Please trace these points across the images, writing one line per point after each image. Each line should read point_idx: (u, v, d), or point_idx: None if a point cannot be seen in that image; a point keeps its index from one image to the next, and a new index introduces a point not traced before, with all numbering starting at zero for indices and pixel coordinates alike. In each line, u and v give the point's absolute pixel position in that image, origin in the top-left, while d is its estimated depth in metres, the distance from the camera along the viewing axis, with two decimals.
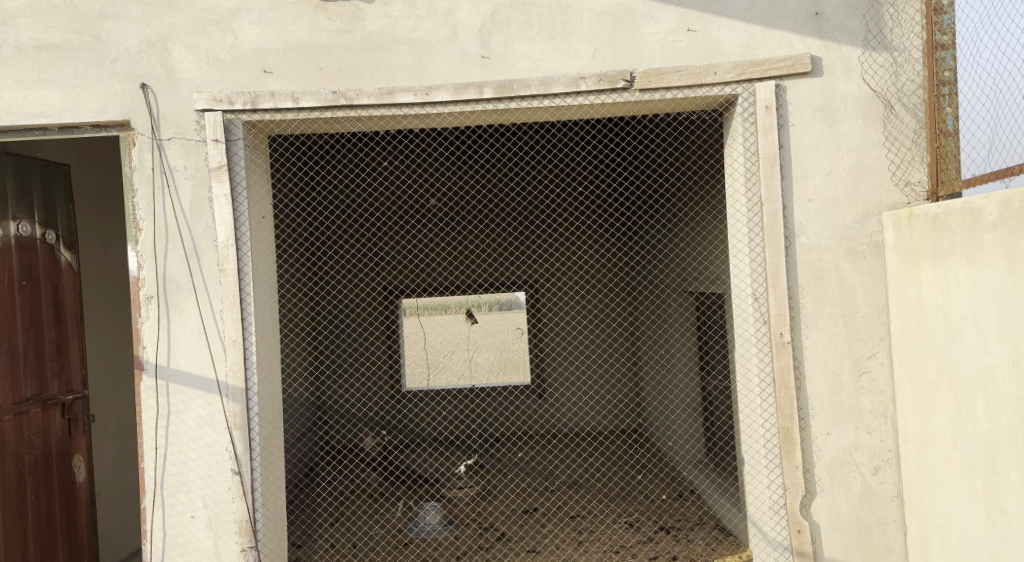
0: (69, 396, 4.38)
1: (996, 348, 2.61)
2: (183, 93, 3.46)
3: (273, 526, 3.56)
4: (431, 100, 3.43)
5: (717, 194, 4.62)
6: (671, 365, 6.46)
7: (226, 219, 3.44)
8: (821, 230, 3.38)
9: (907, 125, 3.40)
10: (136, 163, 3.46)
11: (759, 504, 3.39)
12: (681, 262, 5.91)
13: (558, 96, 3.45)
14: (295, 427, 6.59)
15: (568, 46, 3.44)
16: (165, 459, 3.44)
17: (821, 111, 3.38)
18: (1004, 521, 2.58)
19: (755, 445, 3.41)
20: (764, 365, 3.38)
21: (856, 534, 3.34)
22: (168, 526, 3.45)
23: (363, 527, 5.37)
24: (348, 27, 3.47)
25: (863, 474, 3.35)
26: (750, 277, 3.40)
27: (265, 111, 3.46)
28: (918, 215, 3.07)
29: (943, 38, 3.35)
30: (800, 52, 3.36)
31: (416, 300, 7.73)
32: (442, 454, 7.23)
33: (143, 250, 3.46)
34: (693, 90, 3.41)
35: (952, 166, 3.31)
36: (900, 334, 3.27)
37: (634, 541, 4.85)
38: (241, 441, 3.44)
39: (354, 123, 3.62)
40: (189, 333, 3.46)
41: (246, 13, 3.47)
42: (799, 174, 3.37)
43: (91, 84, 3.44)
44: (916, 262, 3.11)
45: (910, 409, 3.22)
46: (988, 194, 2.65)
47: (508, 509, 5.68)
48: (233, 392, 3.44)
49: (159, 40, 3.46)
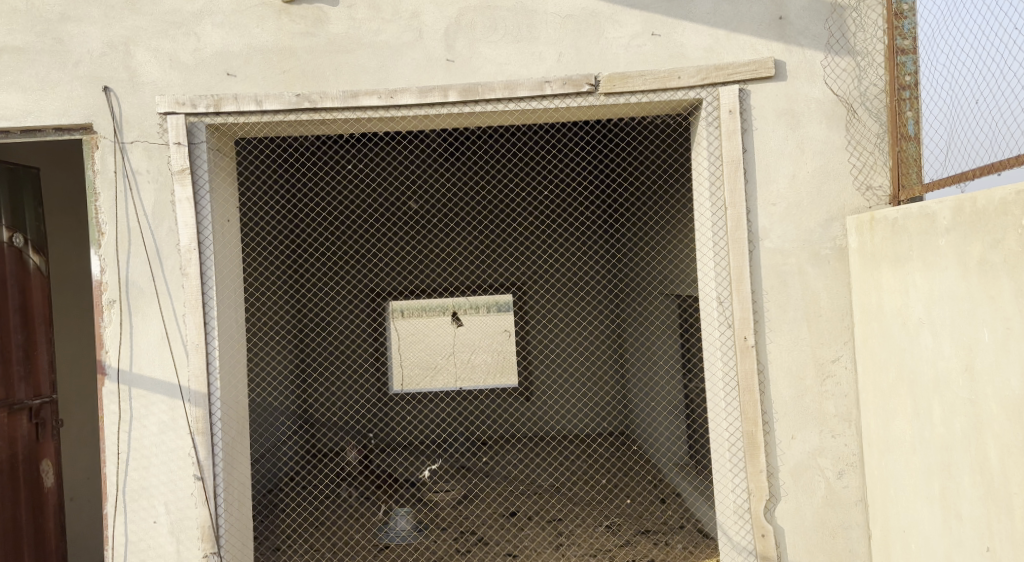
0: (37, 401, 4.32)
1: (950, 353, 2.61)
2: (146, 96, 3.43)
3: (237, 531, 3.54)
4: (396, 103, 3.41)
5: (686, 198, 4.69)
6: (653, 369, 6.46)
7: (189, 222, 3.41)
8: (785, 234, 3.38)
9: (871, 129, 3.41)
10: (99, 166, 3.44)
11: (723, 510, 3.38)
12: (660, 266, 5.92)
13: (522, 100, 3.43)
14: (274, 433, 6.54)
15: (533, 50, 3.43)
16: (127, 464, 3.42)
17: (785, 115, 3.38)
18: (959, 525, 2.58)
19: (720, 449, 3.40)
20: (728, 369, 3.38)
21: (820, 539, 3.34)
22: (129, 532, 3.42)
23: (341, 532, 5.34)
24: (312, 30, 3.45)
25: (827, 478, 3.35)
26: (715, 281, 3.40)
27: (228, 114, 3.44)
28: (879, 219, 3.08)
29: (903, 43, 3.36)
30: (764, 56, 3.37)
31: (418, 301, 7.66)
32: (420, 458, 7.18)
33: (105, 254, 3.44)
34: (658, 95, 3.41)
35: (912, 170, 3.30)
36: (862, 338, 3.27)
37: (613, 545, 4.85)
38: (204, 447, 3.42)
39: (319, 126, 3.60)
40: (151, 338, 3.43)
41: (210, 16, 3.46)
42: (763, 178, 3.38)
43: (54, 87, 3.42)
44: (877, 266, 3.12)
45: (873, 412, 3.21)
46: (942, 198, 2.65)
47: (489, 513, 5.66)
48: (195, 397, 3.42)
49: (122, 43, 3.44)
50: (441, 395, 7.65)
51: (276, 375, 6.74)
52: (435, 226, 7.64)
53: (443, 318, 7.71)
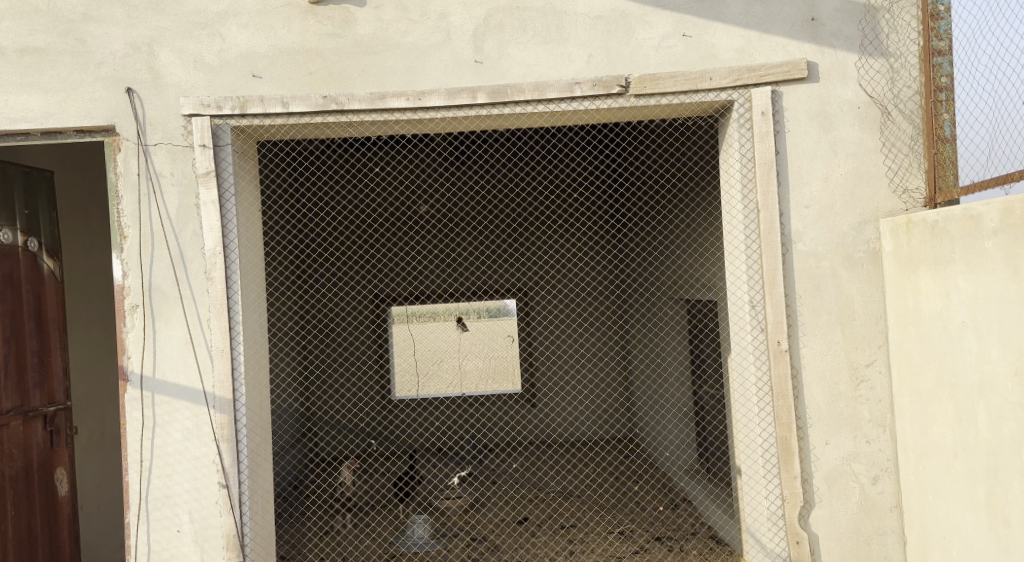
0: (51, 408, 4.25)
1: (998, 356, 2.58)
2: (170, 97, 3.39)
3: (263, 539, 3.47)
4: (424, 105, 3.37)
5: (708, 198, 4.64)
6: (663, 374, 6.44)
7: (214, 226, 3.36)
8: (818, 236, 3.34)
9: (905, 131, 3.38)
10: (121, 169, 3.38)
11: (757, 516, 3.34)
12: (673, 268, 5.90)
13: (552, 101, 3.40)
14: (282, 438, 6.45)
15: (562, 51, 3.40)
16: (150, 472, 3.36)
17: (817, 117, 3.35)
18: (1007, 532, 2.55)
19: (753, 454, 3.36)
20: (761, 374, 3.33)
21: (856, 545, 3.29)
22: (152, 541, 3.35)
23: (352, 540, 5.26)
24: (339, 31, 3.41)
25: (862, 484, 3.31)
26: (748, 284, 3.36)
27: (253, 117, 3.39)
28: (917, 222, 3.05)
29: (939, 44, 3.34)
30: (797, 57, 3.34)
31: (404, 308, 7.60)
32: (451, 464, 7.03)
33: (128, 258, 3.38)
34: (689, 96, 3.37)
35: (949, 173, 3.30)
36: (898, 342, 3.24)
37: (629, 551, 4.79)
38: (228, 453, 3.35)
39: (346, 128, 3.55)
40: (175, 343, 3.37)
41: (235, 17, 3.41)
42: (795, 180, 3.34)
43: (75, 88, 3.37)
44: (914, 269, 3.09)
45: (909, 417, 3.18)
46: (988, 200, 2.63)
47: (501, 520, 5.60)
48: (220, 403, 3.36)
49: (145, 44, 3.39)
50: (454, 400, 7.57)
51: (282, 377, 6.63)
52: (442, 229, 7.59)
53: (440, 323, 7.59)
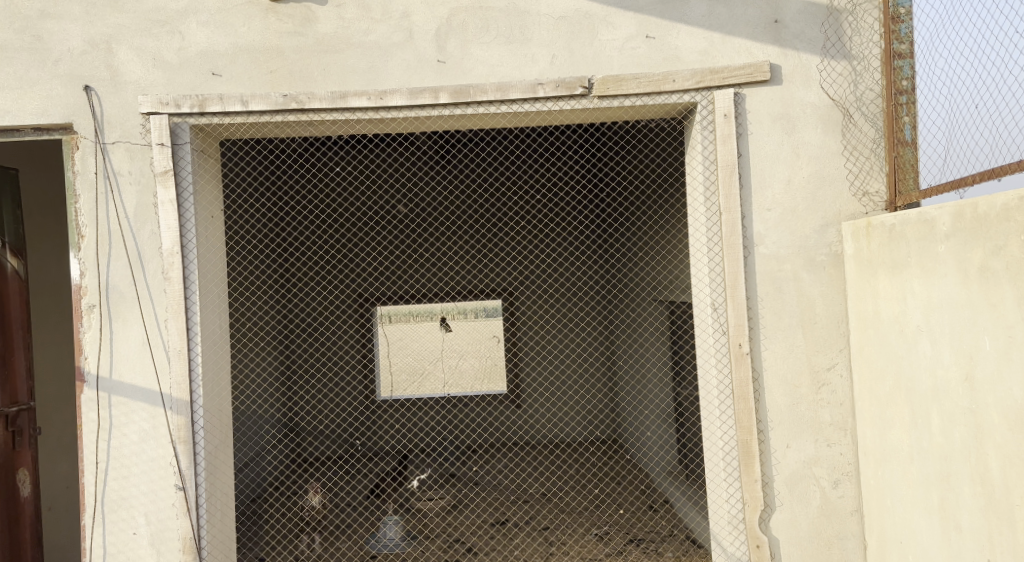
0: (13, 408, 4.18)
1: (950, 361, 2.57)
2: (129, 95, 3.35)
3: (220, 543, 3.44)
4: (386, 104, 3.34)
5: (679, 198, 4.63)
6: (643, 375, 6.40)
7: (172, 225, 3.32)
8: (780, 240, 3.33)
9: (867, 133, 3.38)
10: (78, 167, 3.34)
11: (718, 519, 3.32)
12: (650, 268, 5.87)
13: (515, 102, 3.38)
14: (255, 441, 6.40)
15: (525, 52, 3.38)
16: (106, 474, 3.31)
17: (780, 120, 3.34)
18: (959, 537, 2.54)
19: (715, 458, 3.34)
20: (723, 375, 3.33)
21: (816, 549, 3.28)
22: (108, 544, 3.31)
23: (329, 541, 5.25)
24: (300, 29, 3.38)
25: (823, 487, 3.30)
26: (710, 286, 3.35)
27: (213, 115, 3.36)
28: (876, 225, 3.04)
29: (900, 46, 3.31)
30: (759, 59, 3.33)
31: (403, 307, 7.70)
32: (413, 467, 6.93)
33: (85, 257, 3.34)
34: (652, 98, 3.36)
35: (909, 176, 3.24)
36: (859, 346, 3.23)
37: (604, 553, 4.77)
38: (185, 455, 3.32)
39: (307, 127, 3.52)
40: (132, 343, 3.33)
41: (195, 15, 3.37)
42: (758, 183, 3.33)
43: (32, 85, 3.32)
44: (874, 273, 3.08)
45: (869, 422, 3.17)
46: (942, 204, 2.62)
47: (479, 522, 5.57)
48: (177, 404, 3.32)
49: (103, 41, 3.35)
50: (434, 400, 7.55)
51: (258, 377, 6.61)
52: (423, 227, 7.56)
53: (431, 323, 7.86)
